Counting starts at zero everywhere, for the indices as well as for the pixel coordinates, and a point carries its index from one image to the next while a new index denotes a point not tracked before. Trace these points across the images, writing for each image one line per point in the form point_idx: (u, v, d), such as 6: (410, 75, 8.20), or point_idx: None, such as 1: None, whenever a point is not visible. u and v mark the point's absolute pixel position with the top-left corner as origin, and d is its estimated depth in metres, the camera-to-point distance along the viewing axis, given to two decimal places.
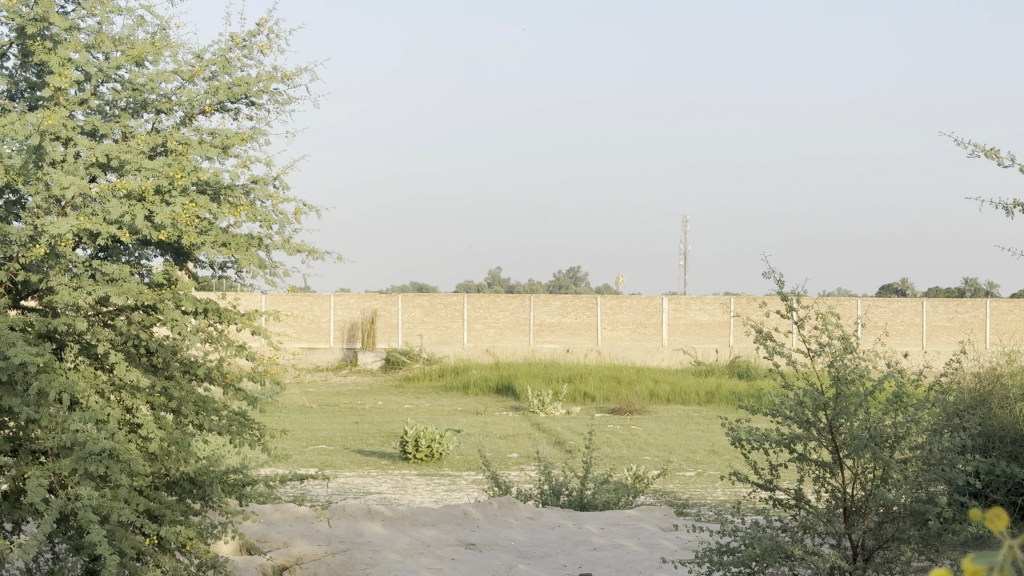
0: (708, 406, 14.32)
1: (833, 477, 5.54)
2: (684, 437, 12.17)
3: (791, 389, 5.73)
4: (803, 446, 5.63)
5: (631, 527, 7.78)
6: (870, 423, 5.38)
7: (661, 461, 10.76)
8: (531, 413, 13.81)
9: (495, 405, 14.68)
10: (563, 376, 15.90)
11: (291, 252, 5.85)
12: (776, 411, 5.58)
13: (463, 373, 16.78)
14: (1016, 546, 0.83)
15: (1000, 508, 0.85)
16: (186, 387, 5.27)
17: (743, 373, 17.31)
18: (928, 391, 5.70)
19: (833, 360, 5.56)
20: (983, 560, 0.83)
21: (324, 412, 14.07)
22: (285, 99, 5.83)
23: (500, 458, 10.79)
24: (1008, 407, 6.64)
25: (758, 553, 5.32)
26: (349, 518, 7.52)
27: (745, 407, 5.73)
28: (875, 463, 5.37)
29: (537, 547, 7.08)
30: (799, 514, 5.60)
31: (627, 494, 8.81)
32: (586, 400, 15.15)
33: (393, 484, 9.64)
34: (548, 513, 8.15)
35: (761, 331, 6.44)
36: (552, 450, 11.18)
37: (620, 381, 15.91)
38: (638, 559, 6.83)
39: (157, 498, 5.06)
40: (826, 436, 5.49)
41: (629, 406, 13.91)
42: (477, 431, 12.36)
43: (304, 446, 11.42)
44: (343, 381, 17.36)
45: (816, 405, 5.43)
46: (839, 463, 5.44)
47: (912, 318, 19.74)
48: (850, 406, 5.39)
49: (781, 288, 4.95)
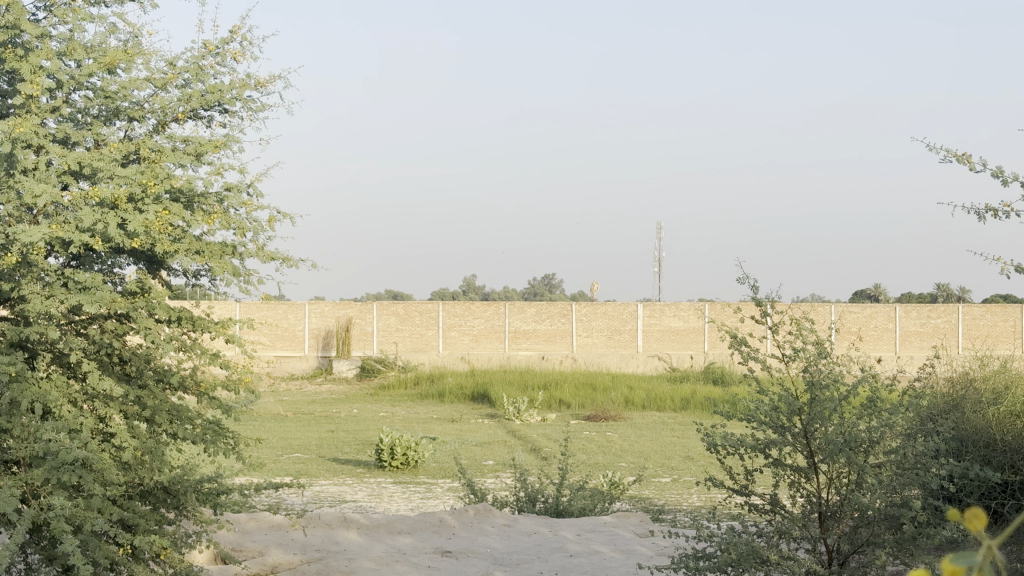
0: (683, 413, 14.35)
1: (809, 482, 5.56)
2: (660, 443, 12.21)
3: (766, 394, 5.74)
4: (778, 451, 5.65)
5: (607, 534, 7.79)
6: (844, 428, 5.42)
7: (636, 468, 10.77)
8: (507, 420, 13.82)
9: (470, 412, 14.68)
10: (539, 383, 15.90)
11: (265, 260, 5.83)
12: (751, 416, 5.59)
13: (438, 381, 16.75)
14: (996, 544, 0.84)
15: (979, 508, 0.86)
16: (159, 395, 5.23)
17: (718, 379, 17.31)
18: (901, 395, 5.74)
19: (807, 365, 5.57)
20: (963, 561, 0.84)
21: (299, 420, 14.02)
22: (259, 106, 5.82)
23: (475, 466, 10.79)
24: (981, 412, 6.67)
25: (734, 559, 5.33)
26: (324, 526, 7.50)
27: (720, 413, 5.74)
28: (849, 468, 5.41)
29: (513, 554, 7.08)
30: (774, 519, 5.63)
31: (602, 500, 8.83)
32: (561, 407, 15.14)
33: (369, 492, 9.61)
34: (524, 520, 8.15)
35: (735, 336, 6.45)
36: (528, 457, 11.19)
37: (595, 387, 15.92)
38: (614, 566, 6.85)
39: (130, 508, 5.02)
40: (802, 441, 5.52)
41: (605, 414, 13.94)
42: (453, 438, 12.36)
43: (278, 455, 11.39)
44: (318, 390, 17.32)
45: (790, 410, 5.45)
46: (814, 468, 5.48)
47: (885, 322, 19.79)
48: (825, 410, 5.41)
49: (755, 292, 4.96)
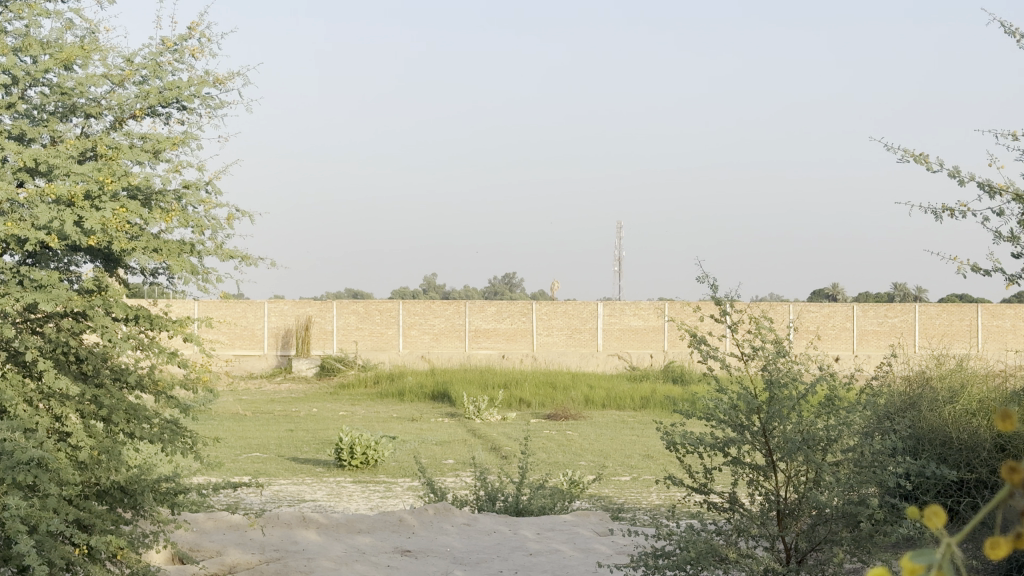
0: (643, 411, 14.38)
1: (767, 480, 5.59)
2: (620, 442, 12.24)
3: (725, 393, 5.77)
4: (737, 450, 5.67)
5: (566, 532, 7.79)
6: (802, 426, 5.45)
7: (596, 467, 10.77)
8: (467, 419, 13.81)
9: (430, 411, 14.65)
10: (499, 382, 15.89)
11: (223, 258, 5.80)
12: (710, 415, 5.61)
13: (398, 380, 16.71)
14: (955, 544, 0.84)
15: (938, 507, 0.86)
16: (116, 394, 5.17)
17: (677, 378, 17.36)
18: (859, 393, 5.78)
19: (767, 364, 5.59)
20: (922, 558, 0.84)
21: (257, 420, 13.95)
22: (217, 104, 5.78)
23: (435, 465, 10.77)
24: (938, 411, 6.72)
25: (693, 557, 5.36)
26: (282, 525, 7.47)
27: (679, 412, 5.76)
28: (808, 467, 5.45)
29: (472, 553, 7.08)
30: (733, 517, 5.65)
31: (562, 499, 8.84)
32: (521, 405, 15.13)
33: (328, 491, 9.57)
34: (484, 519, 8.15)
35: (695, 335, 6.47)
36: (488, 455, 11.18)
37: (555, 387, 15.93)
38: (574, 564, 6.86)
39: (86, 508, 4.98)
40: (761, 439, 5.55)
41: (564, 412, 13.95)
42: (413, 437, 12.33)
43: (237, 455, 11.32)
44: (277, 389, 17.24)
45: (750, 409, 5.48)
46: (772, 466, 5.51)
47: (842, 321, 19.92)
48: (784, 408, 5.44)
49: (715, 291, 4.98)
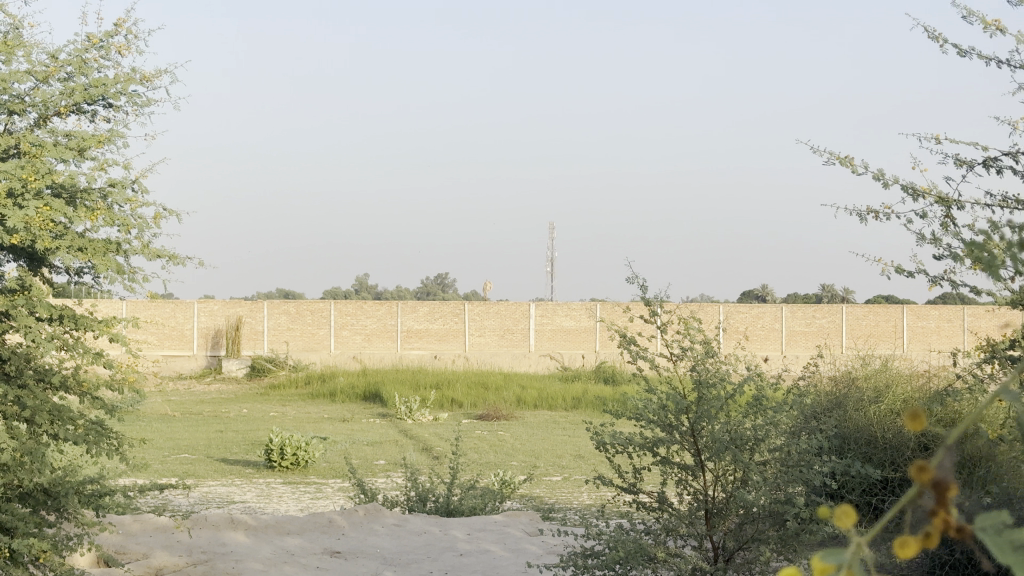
0: (574, 412, 14.42)
1: (695, 480, 5.64)
2: (552, 442, 12.28)
3: (654, 393, 5.80)
4: (666, 450, 5.71)
5: (497, 532, 7.80)
6: (729, 426, 5.51)
7: (527, 467, 10.80)
8: (398, 420, 13.78)
9: (361, 412, 14.60)
10: (431, 382, 15.87)
11: (150, 257, 5.74)
12: (640, 415, 5.64)
13: (329, 380, 16.63)
14: (862, 543, 0.85)
15: (849, 507, 0.86)
16: (40, 396, 5.09)
17: (608, 378, 17.43)
18: (786, 393, 5.84)
19: (695, 364, 5.62)
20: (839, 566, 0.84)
21: (186, 421, 13.82)
22: (143, 101, 5.72)
23: (366, 465, 10.74)
24: (863, 411, 6.82)
25: (621, 556, 5.39)
26: (211, 527, 7.40)
27: (608, 412, 5.79)
28: (735, 466, 5.51)
29: (402, 554, 7.06)
30: (662, 516, 5.68)
31: (492, 499, 8.86)
32: (453, 406, 15.10)
33: (257, 492, 9.51)
34: (414, 520, 8.14)
35: (624, 336, 6.50)
36: (420, 456, 11.16)
37: (487, 387, 15.94)
38: (504, 565, 6.87)
39: (9, 510, 4.91)
40: (689, 440, 5.59)
41: (496, 413, 13.97)
42: (344, 438, 12.28)
43: (165, 456, 11.21)
44: (207, 390, 17.09)
45: (678, 409, 5.51)
46: (701, 465, 5.56)
47: (771, 322, 20.11)
48: (712, 408, 5.49)
49: (645, 292, 5.00)
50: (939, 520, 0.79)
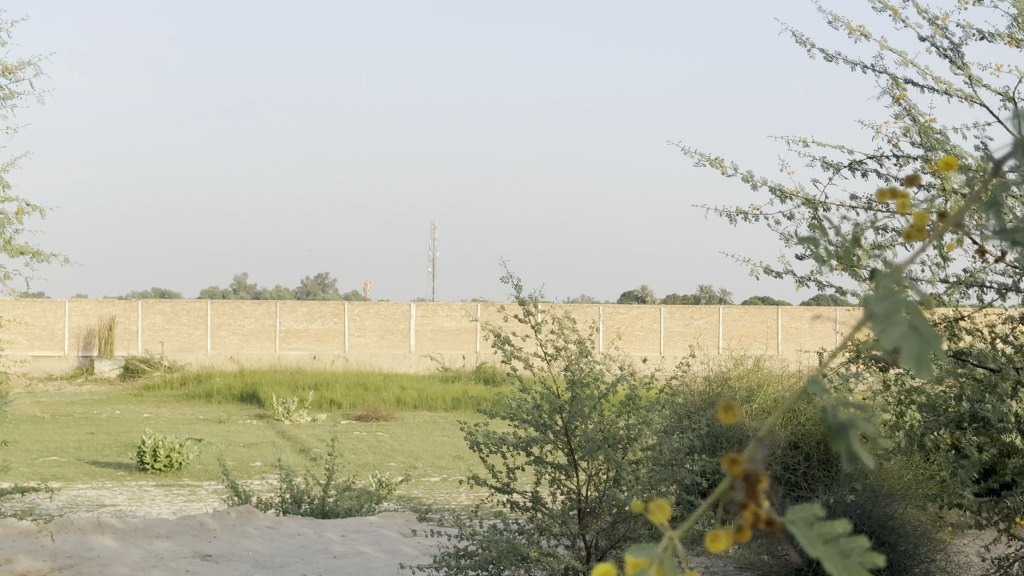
0: (453, 412, 14.41)
1: (569, 479, 5.64)
2: (430, 442, 12.25)
3: (528, 393, 5.79)
4: (539, 449, 5.70)
5: (372, 534, 7.75)
6: (602, 426, 5.54)
7: (405, 467, 10.74)
8: (276, 421, 13.62)
9: (238, 413, 14.40)
10: (309, 383, 15.73)
11: (12, 253, 5.58)
12: (513, 415, 5.63)
13: (206, 381, 16.38)
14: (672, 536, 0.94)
15: (663, 502, 0.96)
16: None
17: (489, 379, 17.45)
18: (658, 393, 5.89)
19: (569, 363, 5.64)
20: (644, 552, 0.92)
21: (56, 423, 13.50)
22: (6, 92, 5.56)
23: (242, 467, 10.60)
24: (734, 411, 6.91)
25: (493, 556, 5.38)
26: (77, 531, 7.24)
27: (482, 412, 5.77)
28: (608, 465, 5.54)
29: (275, 556, 6.98)
30: (535, 516, 5.69)
31: (369, 500, 8.80)
32: (332, 407, 14.98)
33: (128, 495, 9.32)
34: (288, 521, 8.05)
35: (499, 335, 6.49)
36: (297, 457, 11.05)
37: (367, 388, 15.85)
38: (378, 566, 6.83)
39: None
40: (562, 439, 5.60)
41: (375, 414, 13.89)
42: (219, 439, 12.11)
43: (32, 459, 10.93)
44: (79, 391, 16.72)
45: (552, 408, 5.51)
46: (574, 465, 5.57)
47: (650, 323, 20.32)
48: (584, 408, 5.51)
49: (518, 291, 5.00)
50: (750, 514, 0.95)
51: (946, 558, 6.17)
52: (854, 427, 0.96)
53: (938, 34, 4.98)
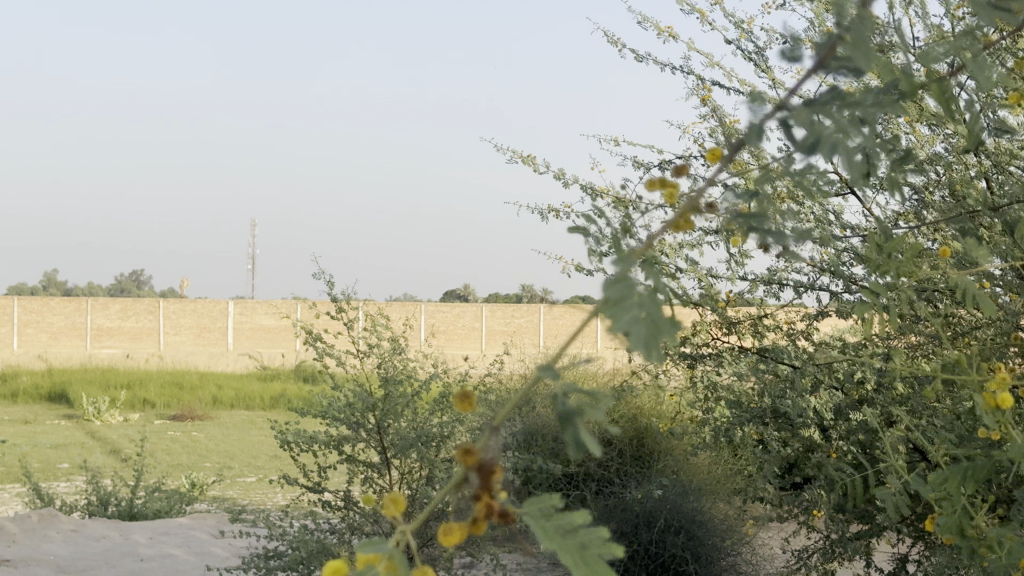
0: (271, 411, 14.20)
1: (381, 478, 5.58)
2: (246, 442, 12.04)
3: (340, 391, 5.71)
4: (351, 448, 5.63)
5: (182, 536, 7.56)
6: (415, 423, 5.51)
7: (218, 467, 10.53)
8: (85, 421, 13.21)
9: (45, 413, 13.92)
10: (122, 382, 15.31)
11: None
12: (325, 413, 5.54)
13: (12, 381, 15.80)
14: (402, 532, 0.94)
15: (394, 497, 0.97)
16: None
17: (309, 378, 17.26)
18: (472, 390, 5.89)
19: (382, 361, 5.59)
20: (371, 548, 0.93)
21: None
22: None
23: (47, 469, 10.24)
24: (548, 408, 6.96)
25: (303, 557, 5.29)
26: None
27: (293, 410, 5.67)
28: (421, 463, 5.51)
29: (78, 561, 6.75)
30: (347, 515, 5.62)
31: (180, 502, 8.59)
32: (145, 406, 14.60)
33: None
34: (93, 524, 7.80)
35: (311, 332, 6.40)
36: (105, 458, 10.73)
37: (182, 387, 15.51)
38: (186, 568, 6.66)
39: None
40: (375, 438, 5.54)
41: (190, 414, 13.61)
42: (23, 440, 11.68)
43: None
44: None
45: (364, 406, 5.45)
46: (387, 463, 5.52)
47: (473, 322, 20.39)
48: (398, 406, 5.48)
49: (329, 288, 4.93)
50: (482, 505, 0.93)
51: (750, 551, 6.32)
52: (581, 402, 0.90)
53: (743, 38, 5.07)
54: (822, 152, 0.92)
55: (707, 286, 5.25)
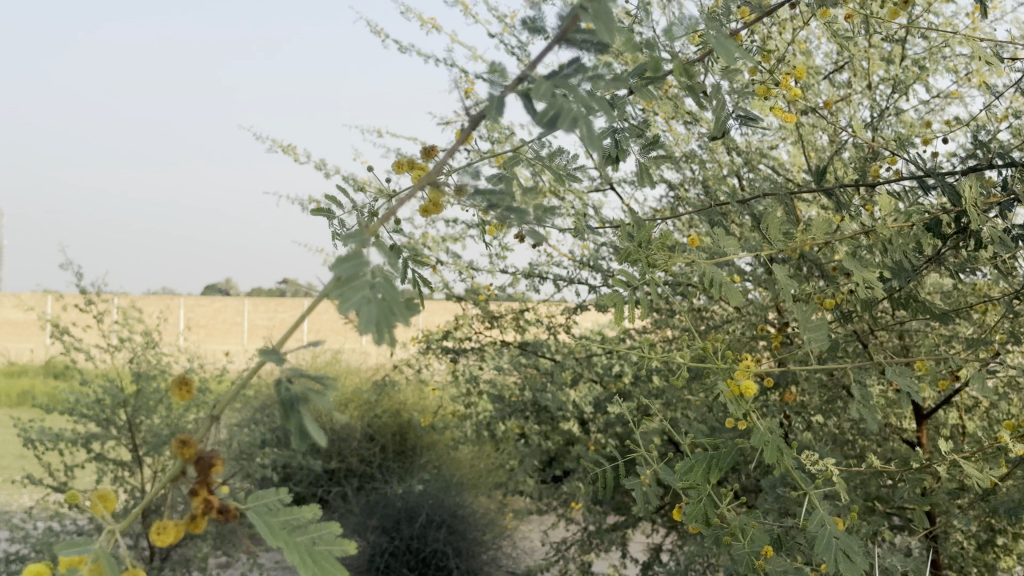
0: (18, 409, 13.55)
1: (132, 476, 5.35)
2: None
3: (88, 386, 5.45)
4: (100, 446, 5.38)
5: None
6: (169, 420, 5.30)
7: None
8: None
9: None
10: None
11: None
12: (71, 409, 5.27)
13: None
14: (116, 531, 0.87)
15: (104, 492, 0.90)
16: None
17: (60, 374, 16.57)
18: (229, 385, 5.71)
19: (133, 354, 5.35)
20: (76, 550, 0.85)
21: None
22: None
23: None
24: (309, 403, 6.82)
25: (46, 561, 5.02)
26: None
27: (38, 407, 5.38)
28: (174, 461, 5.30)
29: None
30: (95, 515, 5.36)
31: None
32: None
33: None
34: None
35: (57, 325, 6.09)
36: None
37: None
38: None
39: None
40: (125, 435, 5.30)
41: None
42: None
43: None
44: None
45: (114, 402, 5.21)
46: (138, 461, 5.29)
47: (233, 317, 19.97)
48: (150, 401, 5.25)
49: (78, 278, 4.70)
50: (200, 500, 0.87)
51: (511, 544, 6.34)
52: (310, 396, 0.84)
53: (507, 31, 5.06)
54: (533, 112, 0.87)
55: (469, 278, 5.24)
